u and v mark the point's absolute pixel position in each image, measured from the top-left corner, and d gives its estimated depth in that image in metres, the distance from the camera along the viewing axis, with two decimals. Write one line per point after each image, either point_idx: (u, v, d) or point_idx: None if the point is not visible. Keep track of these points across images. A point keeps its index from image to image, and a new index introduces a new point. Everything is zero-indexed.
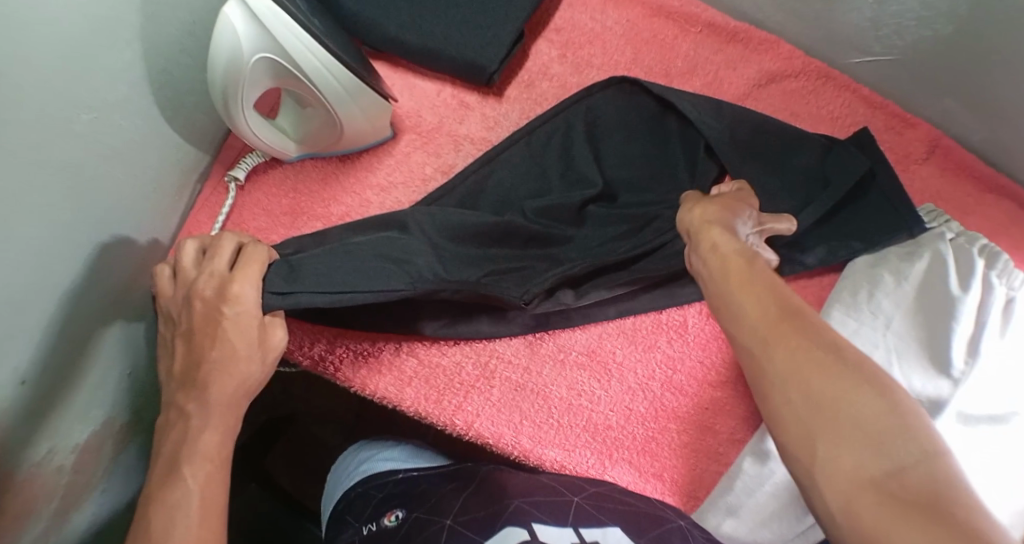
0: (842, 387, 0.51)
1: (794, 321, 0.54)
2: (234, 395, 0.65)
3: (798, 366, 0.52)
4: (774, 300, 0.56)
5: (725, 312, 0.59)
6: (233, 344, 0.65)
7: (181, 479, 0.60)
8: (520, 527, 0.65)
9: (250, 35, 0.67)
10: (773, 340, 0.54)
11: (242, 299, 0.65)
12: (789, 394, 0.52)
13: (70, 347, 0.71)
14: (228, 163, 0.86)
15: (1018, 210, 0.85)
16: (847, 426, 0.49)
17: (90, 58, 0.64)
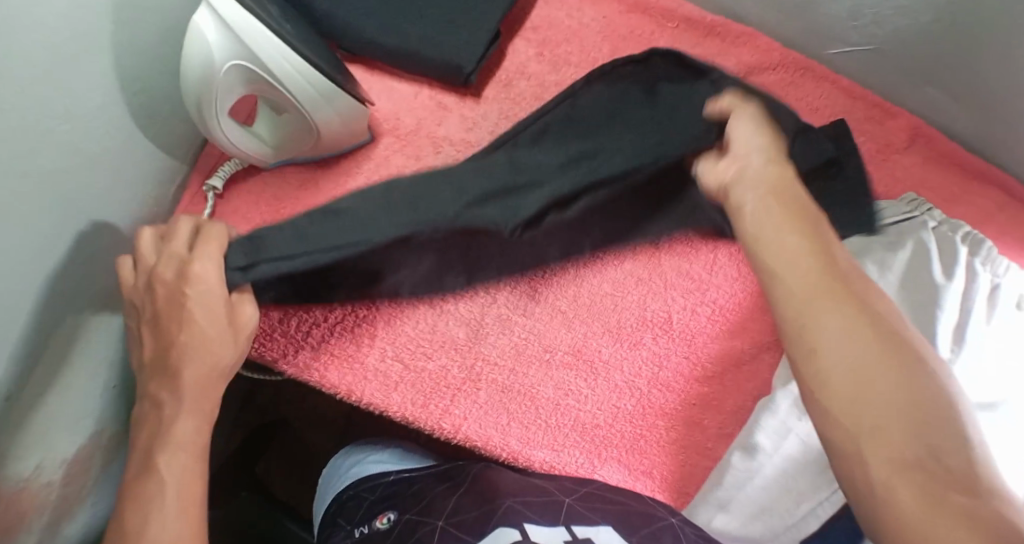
0: (883, 350, 0.49)
1: (837, 286, 0.51)
2: (207, 378, 0.64)
3: (836, 331, 0.50)
4: (819, 260, 0.52)
5: (762, 251, 0.54)
6: (201, 326, 0.64)
7: (156, 469, 0.59)
8: (511, 527, 0.64)
9: (221, 44, 0.67)
10: (820, 303, 0.51)
11: (201, 275, 0.64)
12: (833, 368, 0.49)
13: (51, 362, 0.70)
14: (207, 171, 0.86)
15: (1003, 196, 0.85)
16: (892, 395, 0.48)
17: (64, 69, 0.63)
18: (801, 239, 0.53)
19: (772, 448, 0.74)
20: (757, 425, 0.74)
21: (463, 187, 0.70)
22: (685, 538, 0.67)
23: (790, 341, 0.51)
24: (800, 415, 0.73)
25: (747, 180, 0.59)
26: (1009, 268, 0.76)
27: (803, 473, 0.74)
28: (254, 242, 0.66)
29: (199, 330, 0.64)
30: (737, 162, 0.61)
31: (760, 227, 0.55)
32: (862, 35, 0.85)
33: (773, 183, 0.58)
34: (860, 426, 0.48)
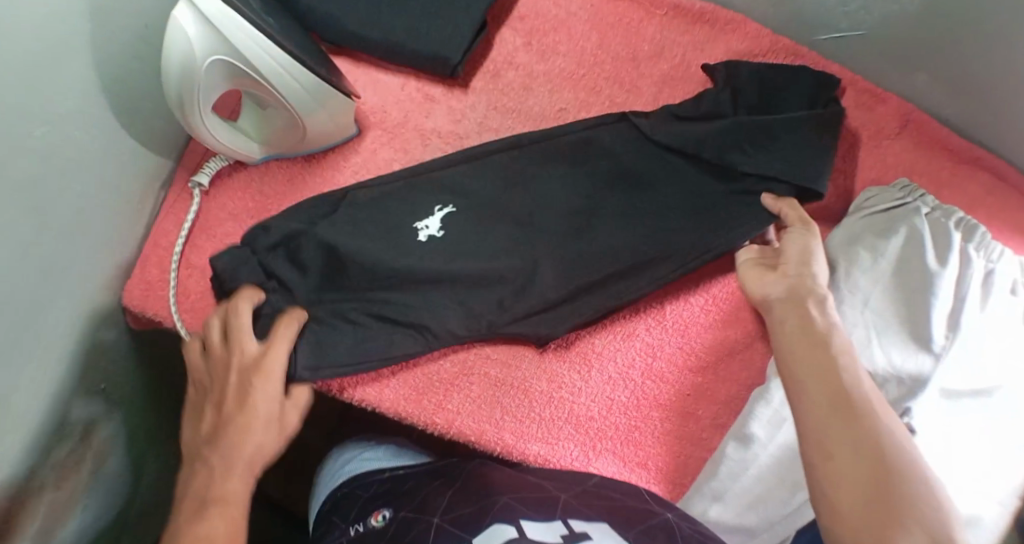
0: (875, 465, 0.57)
1: (848, 406, 0.60)
2: (259, 452, 0.65)
3: (850, 448, 0.58)
4: (841, 387, 0.62)
5: (802, 377, 0.63)
6: (261, 410, 0.66)
7: (206, 518, 0.59)
8: (508, 522, 0.63)
9: (201, 39, 0.66)
10: (829, 426, 0.60)
11: (273, 368, 0.68)
12: (827, 468, 0.58)
13: (38, 364, 0.68)
14: (191, 168, 0.84)
15: (995, 180, 0.84)
16: (876, 494, 0.56)
17: (41, 67, 0.62)
18: (827, 367, 0.63)
19: (767, 438, 0.74)
20: (751, 415, 0.74)
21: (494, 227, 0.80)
22: (680, 533, 0.67)
23: (806, 449, 0.60)
24: None
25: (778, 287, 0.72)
26: (1004, 253, 0.76)
27: (800, 461, 0.74)
28: (294, 259, 0.76)
29: (263, 413, 0.66)
30: (776, 276, 0.72)
31: (794, 332, 0.67)
32: (852, 21, 0.86)
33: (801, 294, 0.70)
34: (846, 518, 0.56)
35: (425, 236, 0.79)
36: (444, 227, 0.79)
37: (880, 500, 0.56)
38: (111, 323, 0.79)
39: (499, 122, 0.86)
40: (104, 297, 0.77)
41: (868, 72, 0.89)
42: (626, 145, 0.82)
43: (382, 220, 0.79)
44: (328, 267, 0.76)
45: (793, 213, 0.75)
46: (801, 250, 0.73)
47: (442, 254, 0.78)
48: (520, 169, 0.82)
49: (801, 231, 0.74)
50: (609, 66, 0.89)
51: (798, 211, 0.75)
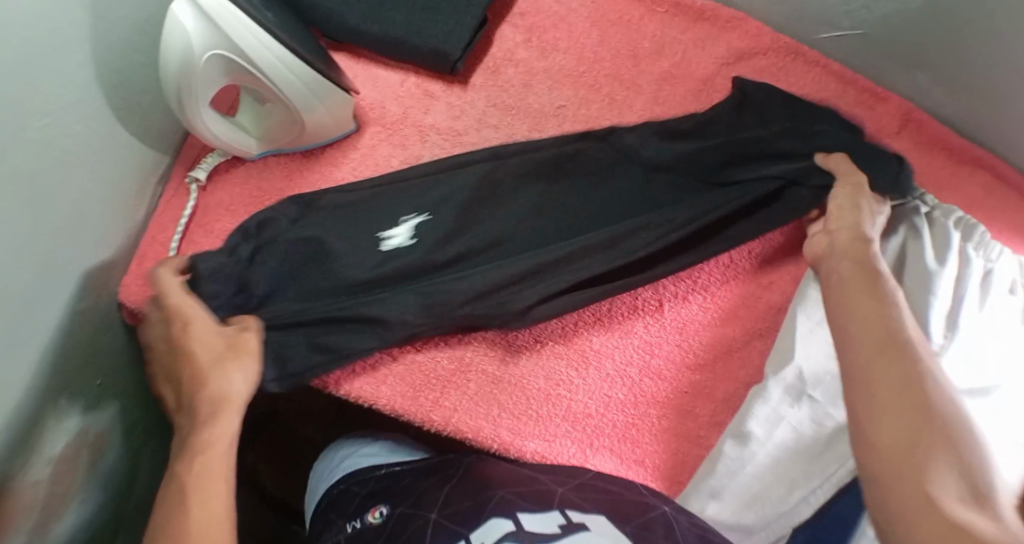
0: (921, 405, 0.52)
1: (895, 346, 0.56)
2: (219, 401, 0.64)
3: (891, 384, 0.54)
4: (884, 323, 0.57)
5: (845, 307, 0.60)
6: (198, 354, 0.66)
7: (179, 475, 0.59)
8: (506, 518, 0.64)
9: (199, 34, 0.65)
10: (877, 354, 0.56)
11: (197, 319, 0.68)
12: (871, 399, 0.53)
13: (33, 360, 0.68)
14: (188, 164, 0.83)
15: (995, 180, 0.84)
16: (918, 433, 0.51)
17: (39, 59, 0.62)
18: (882, 307, 0.59)
19: (764, 436, 0.74)
20: (749, 413, 0.74)
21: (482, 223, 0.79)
22: (678, 527, 0.67)
23: (846, 383, 0.56)
24: (791, 404, 0.74)
25: (834, 236, 0.68)
26: (1002, 252, 0.76)
27: (797, 460, 0.74)
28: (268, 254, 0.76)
29: (201, 364, 0.66)
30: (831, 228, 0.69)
31: (840, 279, 0.63)
32: (853, 20, 0.86)
33: (852, 243, 0.66)
34: (891, 457, 0.50)
35: (392, 244, 0.78)
36: (415, 235, 0.78)
37: (927, 435, 0.51)
38: (107, 319, 0.79)
39: (499, 118, 0.86)
40: (99, 292, 0.77)
41: (868, 71, 0.90)
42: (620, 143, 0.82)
43: (359, 232, 0.78)
44: (303, 275, 0.76)
45: (840, 165, 0.74)
46: (848, 206, 0.70)
47: (410, 262, 0.76)
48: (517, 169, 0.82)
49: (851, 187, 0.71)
50: (609, 63, 0.89)
51: (848, 165, 0.73)
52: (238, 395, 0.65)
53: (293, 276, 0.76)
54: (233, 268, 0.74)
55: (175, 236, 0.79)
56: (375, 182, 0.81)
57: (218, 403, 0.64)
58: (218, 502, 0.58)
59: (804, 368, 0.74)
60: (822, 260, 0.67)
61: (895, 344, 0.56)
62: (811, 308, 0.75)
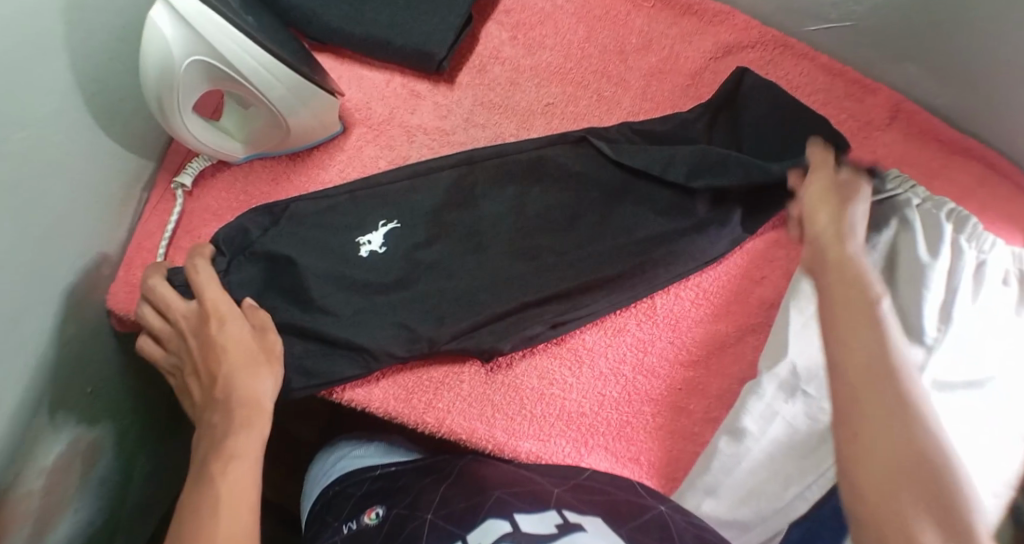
0: (901, 448, 0.50)
1: (877, 380, 0.52)
2: (250, 407, 0.64)
3: (874, 420, 0.51)
4: (869, 350, 0.54)
5: (833, 326, 0.57)
6: (231, 348, 0.67)
7: (211, 479, 0.58)
8: (501, 518, 0.63)
9: (179, 40, 0.65)
10: (862, 387, 0.53)
11: (233, 317, 0.69)
12: (854, 436, 0.51)
13: (20, 371, 0.67)
14: (174, 170, 0.83)
15: (987, 169, 0.83)
16: (898, 473, 0.49)
17: (16, 67, 0.61)
18: (873, 332, 0.55)
19: (759, 432, 0.74)
20: (743, 409, 0.74)
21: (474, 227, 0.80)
22: (675, 526, 0.66)
23: (834, 416, 0.53)
24: (786, 398, 0.73)
25: (818, 231, 0.64)
26: (996, 243, 0.74)
27: (792, 455, 0.73)
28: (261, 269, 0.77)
29: (233, 363, 0.66)
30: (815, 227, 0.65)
31: (836, 280, 0.59)
32: (840, 12, 0.86)
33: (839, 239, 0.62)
34: (868, 498, 0.49)
35: (367, 251, 0.78)
36: (387, 243, 0.78)
37: (906, 477, 0.49)
38: (95, 327, 0.78)
39: (486, 117, 0.85)
40: (87, 301, 0.76)
41: (857, 63, 0.89)
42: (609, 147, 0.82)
43: (331, 241, 0.78)
44: (279, 283, 0.76)
45: (823, 158, 0.72)
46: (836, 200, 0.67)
47: (384, 273, 0.77)
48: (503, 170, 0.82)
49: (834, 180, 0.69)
50: (596, 59, 0.88)
51: (827, 162, 0.71)
52: (267, 399, 0.66)
53: (273, 284, 0.76)
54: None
55: (161, 243, 0.78)
56: (345, 188, 0.81)
57: (249, 409, 0.64)
58: (248, 513, 0.57)
59: (797, 362, 0.73)
60: (811, 258, 0.63)
61: (886, 376, 0.52)
62: (803, 303, 0.75)
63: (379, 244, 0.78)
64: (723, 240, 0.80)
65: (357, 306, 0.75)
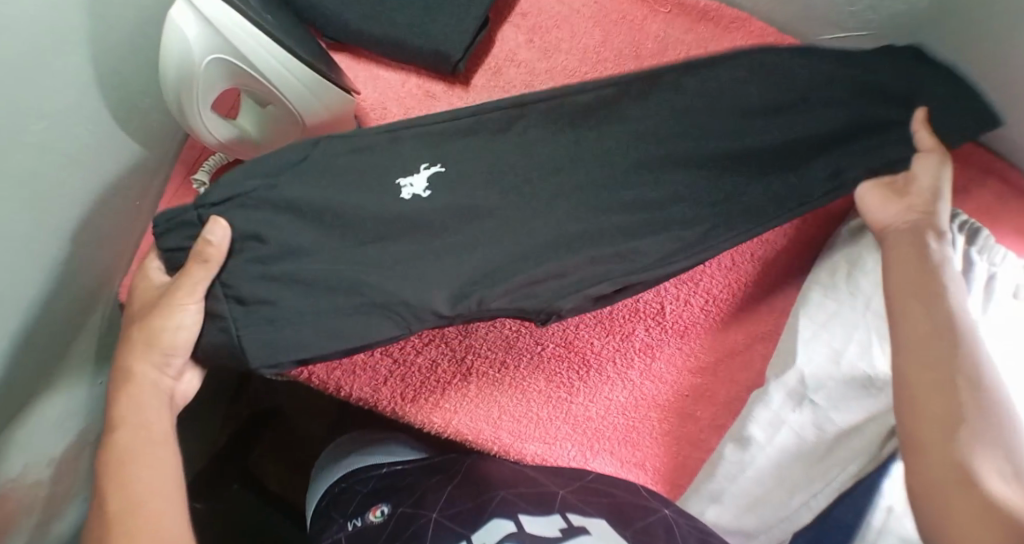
0: (967, 395, 0.53)
1: (944, 333, 0.57)
2: (140, 369, 0.64)
3: (936, 373, 0.55)
4: (938, 308, 0.58)
5: (903, 288, 0.61)
6: (130, 315, 0.67)
7: (103, 456, 0.61)
8: (507, 518, 0.64)
9: (199, 37, 0.65)
10: (928, 343, 0.56)
11: (139, 287, 0.68)
12: (920, 383, 0.55)
13: (29, 366, 0.68)
14: (189, 165, 0.83)
15: (998, 183, 0.83)
16: (961, 423, 0.52)
17: (32, 69, 0.61)
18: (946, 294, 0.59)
19: (765, 440, 0.74)
20: (750, 417, 0.74)
21: None
22: (677, 531, 0.66)
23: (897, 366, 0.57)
24: (793, 408, 0.73)
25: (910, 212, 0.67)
26: (1007, 257, 0.76)
27: (797, 463, 0.74)
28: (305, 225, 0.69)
29: (126, 327, 0.66)
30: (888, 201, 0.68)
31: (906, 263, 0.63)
32: (857, 21, 0.85)
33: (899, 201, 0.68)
34: (929, 443, 0.52)
35: (409, 195, 0.69)
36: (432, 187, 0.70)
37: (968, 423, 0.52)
38: (108, 320, 0.79)
39: None
40: (101, 295, 0.77)
41: None
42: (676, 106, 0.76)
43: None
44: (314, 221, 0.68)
45: (925, 142, 0.72)
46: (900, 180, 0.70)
47: (422, 236, 0.69)
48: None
49: (926, 163, 0.70)
50: (612, 64, 0.88)
51: (933, 136, 0.71)
52: (146, 367, 0.64)
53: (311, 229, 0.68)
54: (189, 212, 0.65)
55: None
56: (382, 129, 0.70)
57: (126, 379, 0.64)
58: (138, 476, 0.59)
59: (805, 372, 0.73)
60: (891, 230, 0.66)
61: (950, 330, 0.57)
62: (813, 312, 0.75)
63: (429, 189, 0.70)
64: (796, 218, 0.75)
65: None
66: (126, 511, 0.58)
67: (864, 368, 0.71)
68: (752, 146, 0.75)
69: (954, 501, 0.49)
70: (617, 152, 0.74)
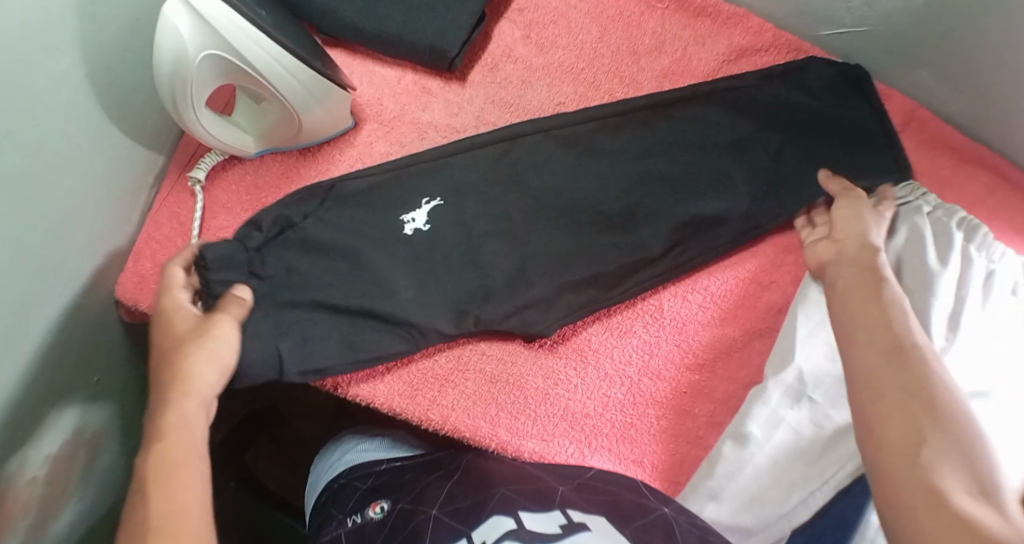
0: (925, 407, 0.52)
1: (899, 352, 0.56)
2: (183, 386, 0.61)
3: (893, 388, 0.54)
4: (891, 330, 0.58)
5: (849, 315, 0.61)
6: (168, 339, 0.65)
7: (143, 467, 0.56)
8: (507, 514, 0.63)
9: (192, 33, 0.65)
10: (884, 363, 0.56)
11: (177, 314, 0.67)
12: (877, 401, 0.54)
13: (24, 364, 0.67)
14: (184, 162, 0.83)
15: (997, 178, 0.83)
16: (924, 434, 0.51)
17: (24, 65, 0.61)
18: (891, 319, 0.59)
19: (763, 437, 0.73)
20: (748, 414, 0.74)
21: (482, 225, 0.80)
22: (678, 529, 0.66)
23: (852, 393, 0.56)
24: (791, 405, 0.74)
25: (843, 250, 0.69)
26: (1005, 254, 0.75)
27: (796, 461, 0.73)
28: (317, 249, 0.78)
29: (166, 350, 0.64)
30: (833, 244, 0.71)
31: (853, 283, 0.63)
32: (855, 17, 0.85)
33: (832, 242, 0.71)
34: (891, 456, 0.51)
35: (411, 229, 0.79)
36: (430, 221, 0.79)
37: (931, 434, 0.51)
38: (103, 318, 0.78)
39: (497, 116, 0.85)
40: (95, 292, 0.76)
41: (870, 69, 0.89)
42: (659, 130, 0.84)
43: (354, 240, 0.77)
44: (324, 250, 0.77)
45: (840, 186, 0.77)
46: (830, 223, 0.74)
47: (419, 251, 0.78)
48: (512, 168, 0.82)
49: (851, 199, 0.74)
50: (608, 60, 0.88)
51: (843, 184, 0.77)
52: (200, 382, 0.62)
53: (326, 257, 0.77)
54: (242, 255, 0.74)
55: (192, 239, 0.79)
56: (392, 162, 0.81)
57: (176, 389, 0.61)
58: (185, 492, 0.55)
59: (804, 369, 0.74)
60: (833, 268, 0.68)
61: (908, 355, 0.56)
62: (811, 309, 0.75)
63: (426, 223, 0.79)
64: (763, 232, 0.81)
65: (363, 303, 0.75)
66: (174, 521, 0.53)
67: None
68: (722, 159, 0.82)
69: (929, 524, 0.46)
70: (604, 173, 0.82)
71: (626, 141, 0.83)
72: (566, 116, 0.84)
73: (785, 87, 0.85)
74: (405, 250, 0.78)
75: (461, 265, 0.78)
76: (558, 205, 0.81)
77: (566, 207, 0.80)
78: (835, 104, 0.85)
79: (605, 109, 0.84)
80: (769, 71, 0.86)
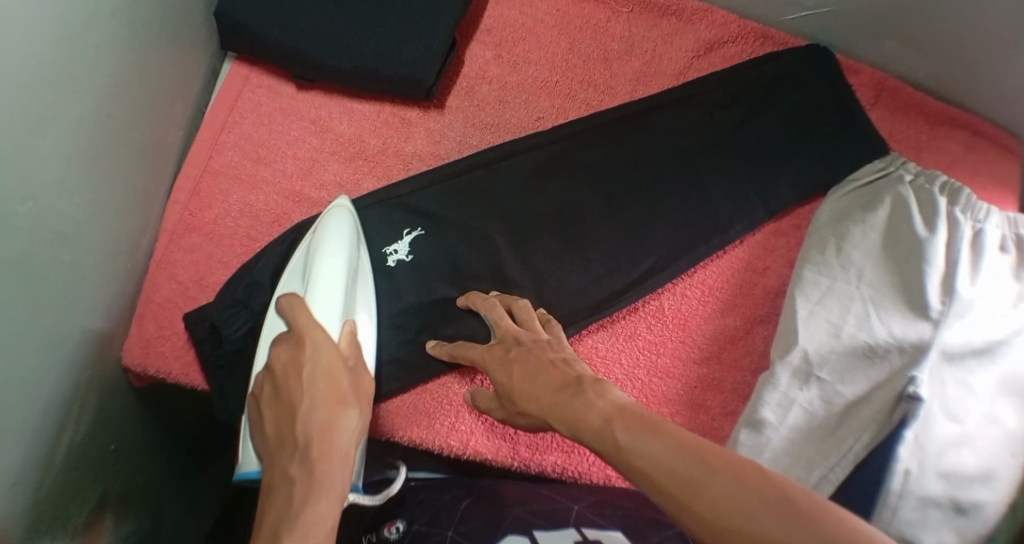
0: (767, 497, 0.46)
1: (699, 456, 0.49)
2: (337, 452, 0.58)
3: (723, 491, 0.46)
4: (676, 441, 0.50)
5: (625, 454, 0.52)
6: (322, 388, 0.60)
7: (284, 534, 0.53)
8: (521, 536, 0.64)
9: (331, 281, 0.69)
10: (683, 474, 0.48)
11: (321, 361, 0.62)
12: (719, 513, 0.46)
13: (42, 448, 0.64)
14: (176, 221, 0.79)
15: (973, 137, 0.86)
16: (795, 527, 0.44)
17: (25, 134, 0.58)
18: (637, 434, 0.52)
19: (777, 421, 0.74)
20: (761, 400, 0.75)
21: (481, 244, 0.80)
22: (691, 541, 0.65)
23: (684, 518, 0.48)
24: (800, 387, 0.75)
25: (583, 435, 0.55)
26: (990, 211, 0.78)
27: (812, 440, 0.74)
28: None
29: (324, 398, 0.60)
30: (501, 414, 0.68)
31: (511, 356, 0.67)
32: None
33: (550, 344, 0.68)
34: None
35: (394, 260, 0.78)
36: (413, 251, 0.79)
37: (801, 524, 0.44)
38: (113, 385, 0.75)
39: (478, 138, 0.86)
40: (105, 366, 0.73)
41: (837, 46, 0.90)
42: (638, 133, 0.85)
43: None
44: None
45: (486, 401, 0.71)
46: (535, 316, 0.73)
47: (415, 281, 0.78)
48: (499, 187, 0.82)
49: (520, 354, 0.67)
50: (581, 69, 0.89)
51: (488, 398, 0.71)
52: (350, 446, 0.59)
53: None
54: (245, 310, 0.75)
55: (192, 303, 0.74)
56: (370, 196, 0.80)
57: (331, 447, 0.58)
58: None
59: (808, 349, 0.76)
60: (558, 367, 0.63)
61: (702, 455, 0.49)
62: (808, 290, 0.78)
63: (410, 253, 0.79)
64: (742, 223, 0.83)
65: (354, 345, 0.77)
66: None
67: (865, 339, 0.75)
68: (699, 154, 0.84)
69: None
70: (585, 182, 0.83)
71: (609, 146, 0.84)
72: (546, 131, 0.85)
73: (755, 78, 0.87)
74: (397, 283, 0.78)
75: (461, 290, 0.78)
76: (549, 220, 0.82)
77: (558, 219, 0.82)
78: (806, 89, 0.87)
79: (580, 120, 0.85)
80: (739, 66, 0.87)
